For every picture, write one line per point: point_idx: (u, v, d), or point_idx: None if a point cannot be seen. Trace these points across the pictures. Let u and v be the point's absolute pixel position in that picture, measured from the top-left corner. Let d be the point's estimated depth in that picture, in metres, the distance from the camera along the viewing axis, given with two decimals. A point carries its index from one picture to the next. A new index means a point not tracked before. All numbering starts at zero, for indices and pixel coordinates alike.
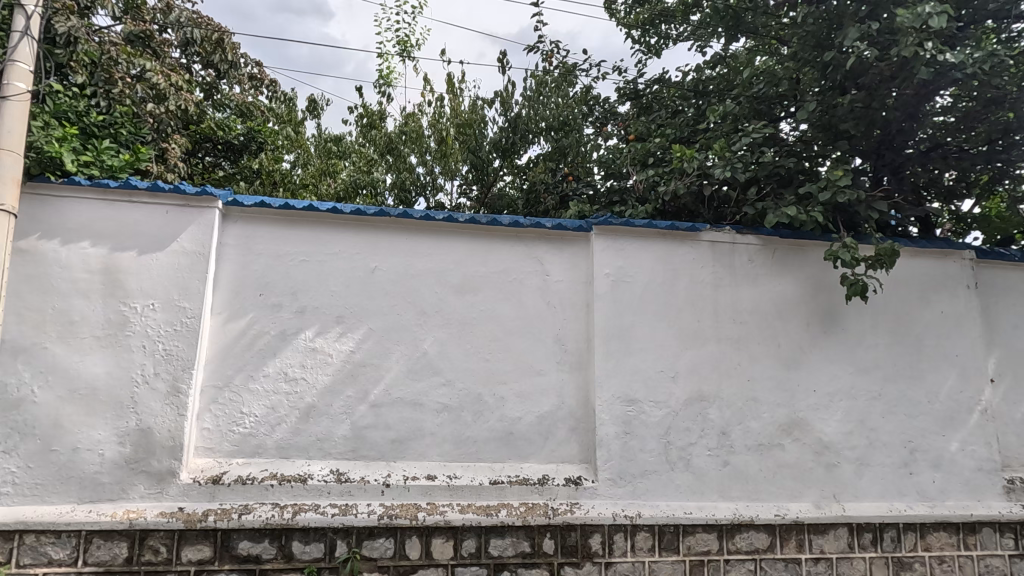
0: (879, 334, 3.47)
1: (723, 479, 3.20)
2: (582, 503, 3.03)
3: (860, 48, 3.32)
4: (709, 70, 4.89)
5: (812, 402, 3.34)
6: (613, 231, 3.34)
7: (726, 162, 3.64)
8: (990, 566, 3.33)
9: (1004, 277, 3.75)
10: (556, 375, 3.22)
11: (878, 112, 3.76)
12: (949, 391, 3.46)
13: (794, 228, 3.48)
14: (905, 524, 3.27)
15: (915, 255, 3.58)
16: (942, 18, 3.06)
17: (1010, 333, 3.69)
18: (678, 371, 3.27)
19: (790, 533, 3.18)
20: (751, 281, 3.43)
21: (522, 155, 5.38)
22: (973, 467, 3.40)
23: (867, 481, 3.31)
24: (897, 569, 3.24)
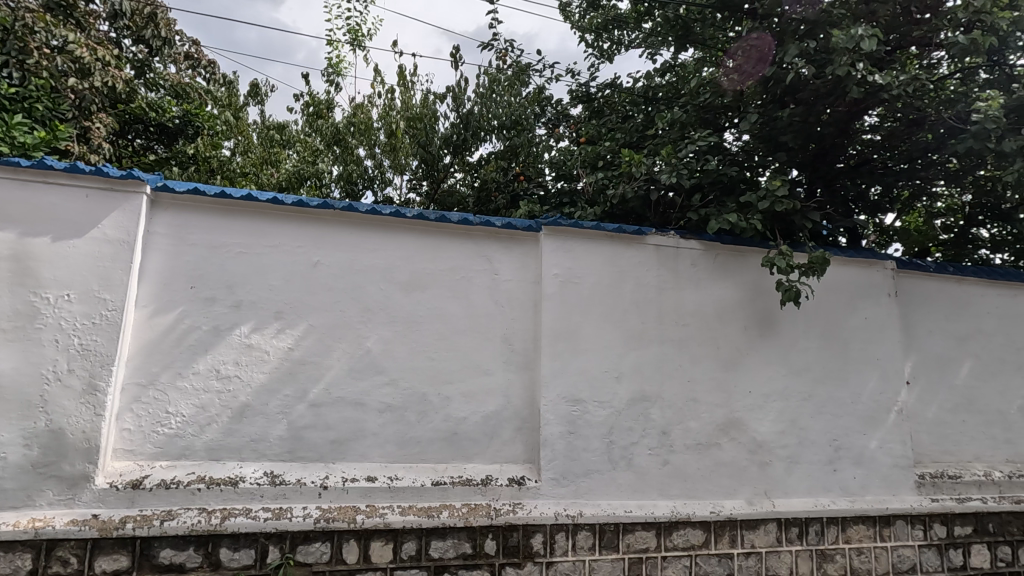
0: (810, 339, 3.64)
1: (663, 478, 3.28)
2: (525, 503, 3.03)
3: (798, 65, 3.48)
4: (659, 78, 5.02)
5: (748, 402, 3.47)
6: (562, 232, 3.36)
7: (672, 168, 3.74)
8: (903, 556, 3.56)
9: (921, 286, 4.02)
10: (503, 375, 3.21)
11: (814, 126, 3.96)
12: (871, 392, 3.68)
13: (734, 234, 3.61)
14: (828, 518, 3.45)
15: (844, 263, 3.78)
16: (871, 41, 3.25)
17: (925, 339, 3.96)
18: (622, 371, 3.32)
19: (723, 529, 3.29)
20: (694, 285, 3.53)
21: (474, 153, 5.25)
22: (890, 463, 3.63)
23: (796, 478, 3.47)
24: (821, 561, 3.41)
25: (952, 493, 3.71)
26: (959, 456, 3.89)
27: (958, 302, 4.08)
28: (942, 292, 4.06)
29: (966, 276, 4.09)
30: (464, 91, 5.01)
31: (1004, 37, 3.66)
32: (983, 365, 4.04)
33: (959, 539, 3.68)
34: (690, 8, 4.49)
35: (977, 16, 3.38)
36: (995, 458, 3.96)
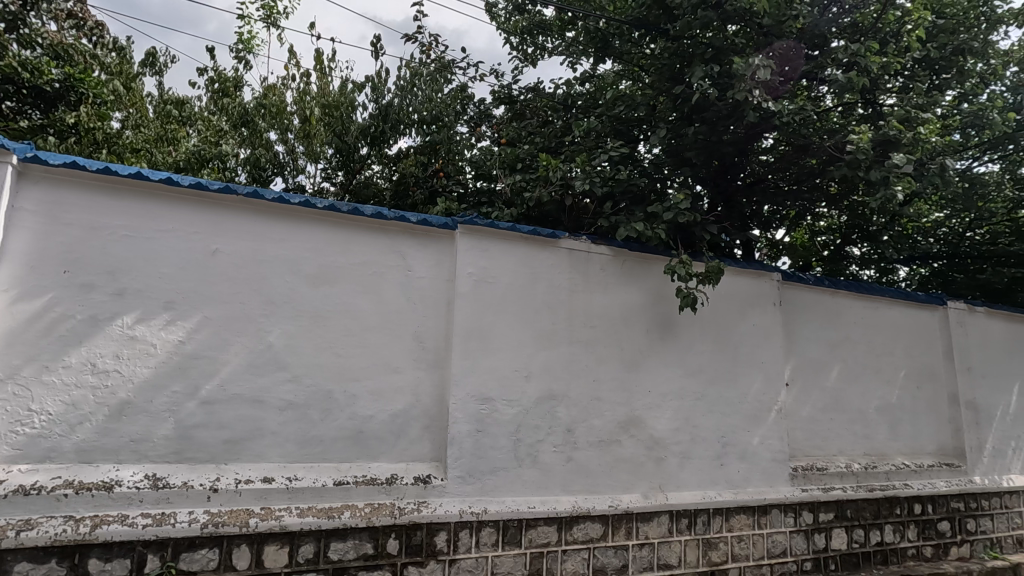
0: (705, 342, 3.92)
1: (566, 474, 3.39)
2: (430, 502, 3.02)
3: (704, 86, 3.73)
4: (579, 87, 5.18)
5: (647, 401, 3.67)
6: (478, 231, 3.38)
7: (586, 175, 3.89)
8: (777, 541, 3.92)
9: (802, 297, 4.44)
10: (413, 373, 3.17)
11: (716, 144, 4.25)
12: (756, 392, 4.01)
13: (641, 242, 3.81)
14: (714, 509, 3.72)
15: (736, 273, 4.10)
16: (766, 71, 3.55)
17: (803, 344, 4.38)
18: (531, 371, 3.39)
19: (620, 522, 3.45)
20: (603, 289, 3.68)
21: (393, 146, 5.12)
22: (769, 457, 3.98)
23: (687, 472, 3.72)
24: (706, 549, 3.67)
25: (819, 483, 4.13)
26: (826, 451, 4.34)
27: (831, 312, 4.54)
28: (818, 303, 4.51)
29: (837, 288, 4.57)
30: (384, 82, 4.89)
31: (875, 78, 4.13)
32: (850, 369, 4.53)
33: (823, 524, 4.09)
34: (610, 23, 4.70)
35: (855, 59, 3.82)
36: (855, 452, 4.45)
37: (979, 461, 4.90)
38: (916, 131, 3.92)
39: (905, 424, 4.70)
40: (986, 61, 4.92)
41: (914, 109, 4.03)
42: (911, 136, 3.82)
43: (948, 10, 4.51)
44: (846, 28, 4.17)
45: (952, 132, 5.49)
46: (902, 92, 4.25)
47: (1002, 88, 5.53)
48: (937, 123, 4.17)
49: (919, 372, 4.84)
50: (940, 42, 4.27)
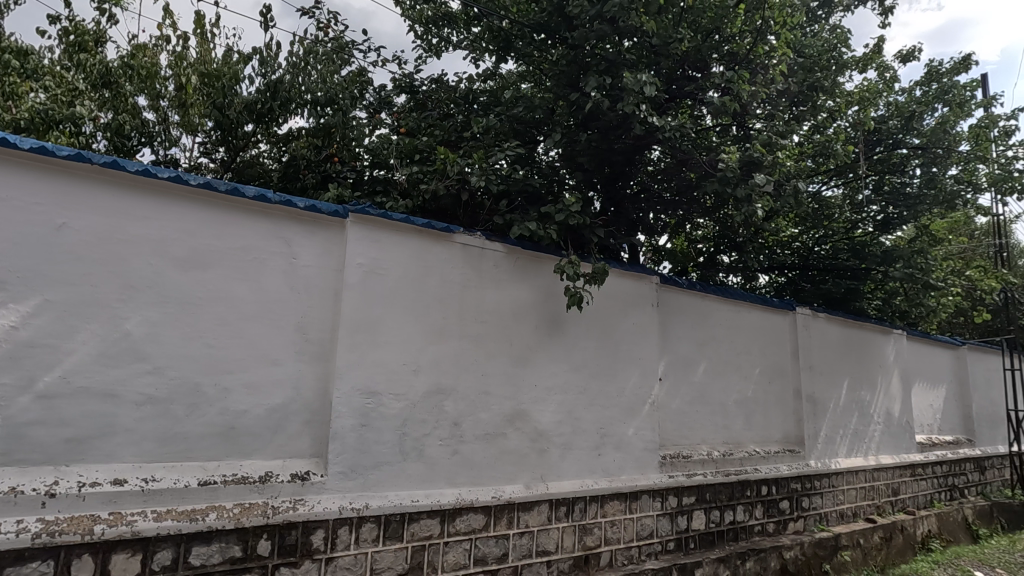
0: (589, 339, 4.13)
1: (451, 467, 3.41)
2: (307, 499, 2.91)
3: (597, 96, 3.94)
4: (481, 83, 5.23)
5: (533, 395, 3.80)
6: (370, 221, 3.30)
7: (483, 172, 3.95)
8: (645, 524, 4.23)
9: (676, 299, 4.83)
10: (294, 366, 3.02)
11: (607, 152, 4.50)
12: (632, 387, 4.30)
13: (534, 241, 3.94)
14: (590, 496, 3.95)
15: (620, 275, 4.36)
16: (652, 88, 3.81)
17: (676, 342, 4.77)
18: (420, 364, 3.38)
19: (502, 512, 3.54)
20: (495, 285, 3.74)
21: (282, 126, 4.81)
22: (642, 447, 4.29)
23: (568, 463, 3.90)
24: (582, 534, 3.88)
25: (683, 470, 4.53)
26: (691, 440, 4.76)
27: (701, 313, 4.98)
28: (691, 305, 4.92)
29: (707, 292, 5.03)
30: (275, 56, 4.59)
31: (746, 104, 4.60)
32: (714, 366, 5.00)
33: (685, 507, 4.49)
34: (513, 25, 4.79)
35: (728, 84, 4.27)
36: (716, 440, 4.93)
37: (815, 447, 5.63)
38: (776, 155, 4.41)
39: (758, 415, 5.28)
40: (834, 99, 5.65)
41: (775, 135, 4.53)
42: (771, 159, 4.29)
43: (806, 51, 5.12)
44: (724, 56, 4.58)
45: (806, 158, 6.26)
46: (767, 119, 4.76)
47: (846, 123, 6.39)
48: (793, 149, 4.72)
49: (771, 369, 5.46)
50: (799, 78, 4.83)
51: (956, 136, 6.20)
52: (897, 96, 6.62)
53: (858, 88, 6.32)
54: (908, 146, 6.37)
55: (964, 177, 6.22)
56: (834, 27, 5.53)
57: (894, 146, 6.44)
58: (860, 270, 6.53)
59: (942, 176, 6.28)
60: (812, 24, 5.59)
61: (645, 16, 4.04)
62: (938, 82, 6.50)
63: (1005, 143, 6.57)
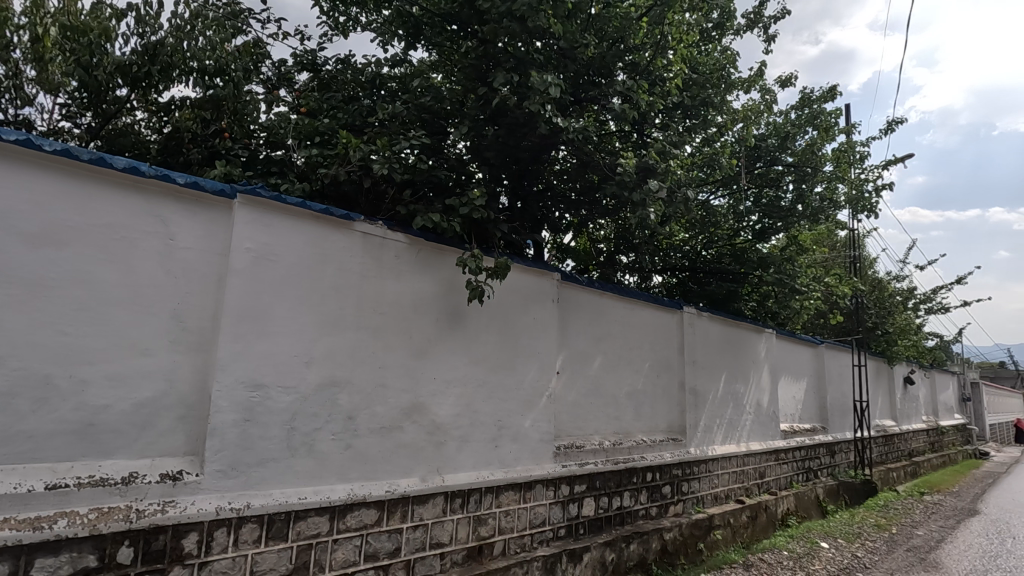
0: (490, 333, 4.17)
1: (344, 462, 3.30)
2: (179, 501, 2.68)
3: (504, 92, 4.01)
4: (389, 68, 5.08)
5: (432, 388, 3.78)
6: (260, 204, 3.10)
7: (386, 159, 3.89)
8: (538, 513, 4.37)
9: (576, 296, 5.01)
10: (168, 358, 2.77)
11: (513, 149, 4.56)
12: (531, 380, 4.41)
13: (437, 233, 3.93)
14: (486, 487, 4.00)
15: (522, 271, 4.45)
16: (556, 89, 3.95)
17: (574, 337, 4.95)
18: (312, 356, 3.23)
19: (396, 506, 3.49)
20: (396, 276, 3.66)
21: (163, 94, 4.37)
22: (538, 438, 4.41)
23: (465, 455, 3.92)
24: (476, 525, 3.93)
25: (576, 459, 4.72)
26: (585, 430, 4.97)
27: (598, 310, 5.21)
28: (588, 302, 5.13)
29: (605, 290, 5.26)
30: (155, 16, 4.16)
31: (645, 112, 4.88)
32: (608, 361, 5.26)
33: (577, 495, 4.69)
34: (423, 12, 4.72)
35: (627, 93, 4.53)
36: (607, 431, 5.19)
37: (695, 436, 6.10)
38: (669, 163, 4.72)
39: (646, 407, 5.63)
40: (723, 115, 6.15)
41: (669, 145, 4.83)
42: (664, 167, 4.57)
43: (700, 68, 5.49)
44: (627, 65, 4.76)
45: (696, 168, 6.76)
46: (663, 129, 5.06)
47: (733, 138, 6.97)
48: (684, 159, 5.07)
49: (659, 363, 5.83)
50: (693, 93, 5.20)
51: (821, 157, 6.99)
52: (776, 117, 7.31)
53: (744, 107, 6.91)
54: (783, 163, 7.05)
55: (827, 195, 7.00)
56: (725, 48, 5.99)
57: (772, 163, 7.10)
58: (739, 274, 7.15)
59: (810, 192, 7.02)
60: (706, 43, 6.01)
61: (553, 19, 4.17)
62: (809, 108, 7.26)
63: (860, 167, 7.47)
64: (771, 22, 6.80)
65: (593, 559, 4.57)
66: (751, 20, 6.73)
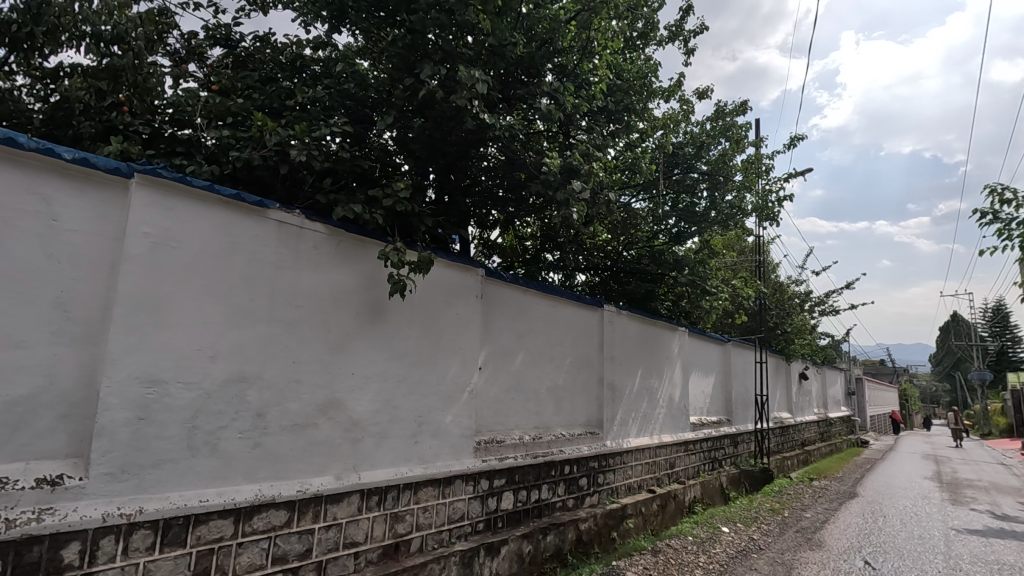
0: (411, 328, 4.12)
1: (251, 462, 3.14)
2: (59, 507, 2.45)
3: (431, 84, 3.97)
4: (311, 51, 4.87)
5: (349, 383, 3.68)
6: (161, 186, 2.88)
7: (305, 146, 3.74)
8: (457, 508, 4.37)
9: (500, 292, 5.05)
10: (49, 350, 2.51)
11: (439, 143, 4.51)
12: (453, 375, 4.40)
13: (359, 225, 3.82)
14: (404, 484, 3.95)
15: (446, 266, 4.42)
16: (484, 85, 3.97)
17: (496, 333, 4.99)
18: (218, 351, 3.04)
19: (308, 506, 3.37)
20: (313, 268, 3.52)
21: (49, 58, 3.97)
22: (458, 434, 4.41)
23: (382, 452, 3.85)
24: (393, 522, 3.87)
25: (496, 454, 4.76)
26: (505, 425, 5.03)
27: (521, 306, 5.28)
28: (512, 298, 5.18)
29: (528, 287, 5.33)
30: None
31: (570, 114, 4.99)
32: (530, 357, 5.34)
33: (496, 489, 4.73)
34: None
35: (554, 94, 4.70)
36: (527, 425, 5.27)
37: (611, 429, 6.34)
38: (592, 165, 4.85)
39: (565, 402, 5.77)
40: (645, 122, 6.41)
41: (593, 147, 4.97)
42: (587, 169, 4.70)
43: (624, 75, 5.70)
44: (555, 67, 4.96)
45: (619, 172, 7.01)
46: (588, 131, 5.19)
47: (653, 144, 7.28)
48: (607, 162, 5.24)
49: (579, 359, 5.99)
50: (616, 98, 5.39)
51: (732, 167, 7.46)
52: (693, 127, 7.71)
53: (664, 115, 7.24)
54: (698, 171, 7.47)
55: (736, 203, 7.49)
56: (648, 57, 6.25)
57: (688, 170, 7.51)
58: (657, 275, 7.48)
59: (721, 200, 7.49)
60: (630, 51, 6.23)
61: (483, 14, 4.17)
62: (723, 120, 7.72)
63: (766, 178, 8.04)
64: (690, 36, 7.16)
65: (511, 552, 4.63)
66: (673, 33, 7.05)
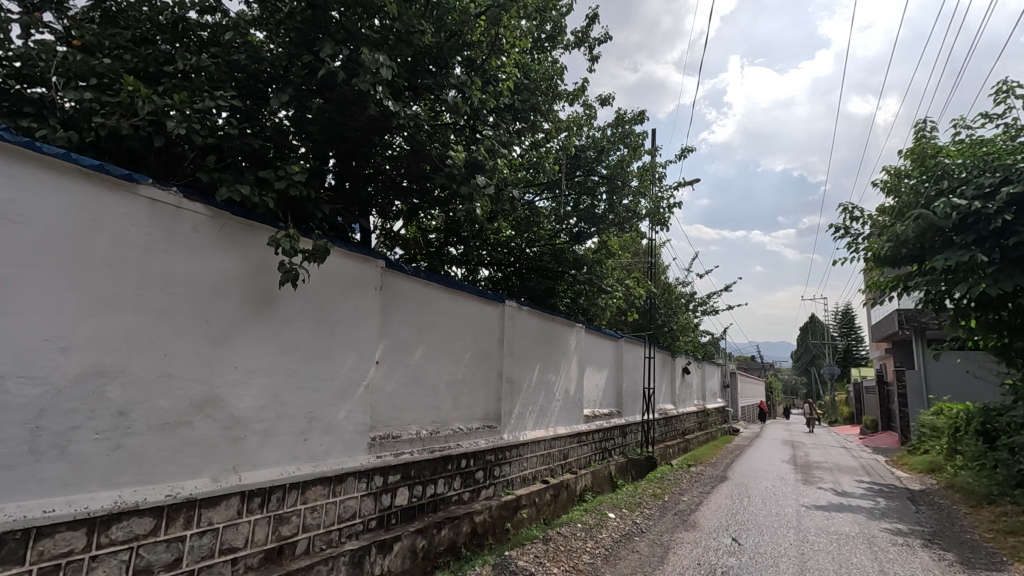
0: (304, 320, 3.91)
1: (111, 465, 2.82)
2: None
3: (331, 64, 3.80)
4: (197, 14, 4.45)
5: (231, 378, 3.41)
6: (1, 149, 2.49)
7: (185, 118, 3.41)
8: (348, 506, 4.22)
9: (400, 284, 4.94)
10: None
11: (339, 127, 4.32)
12: (347, 369, 4.24)
13: (246, 208, 3.55)
14: (290, 484, 3.75)
15: (343, 255, 4.24)
16: (388, 71, 3.90)
17: (395, 326, 4.88)
18: (72, 341, 2.69)
19: (178, 512, 3.09)
20: (191, 252, 3.23)
21: None
22: (352, 430, 4.26)
23: (266, 451, 3.62)
24: (277, 525, 3.66)
25: (391, 450, 4.67)
26: (402, 420, 4.94)
27: (422, 300, 5.20)
28: (413, 291, 5.10)
29: (430, 280, 5.27)
30: None
31: (478, 108, 5.00)
32: (429, 351, 5.29)
33: (390, 485, 4.64)
34: None
35: (461, 87, 4.68)
36: (425, 420, 5.22)
37: (508, 422, 6.45)
38: (497, 161, 4.88)
39: (464, 396, 5.78)
40: (550, 122, 6.58)
41: (499, 144, 5.00)
42: (492, 165, 4.73)
43: (531, 75, 5.80)
44: (464, 60, 4.93)
45: (524, 169, 7.14)
46: (494, 127, 5.22)
47: (558, 145, 7.49)
48: (512, 159, 5.30)
49: (479, 353, 6.03)
50: (523, 97, 5.48)
51: (629, 172, 7.87)
52: (595, 131, 8.03)
53: (569, 117, 7.47)
54: (598, 174, 7.80)
55: (632, 207, 7.91)
56: (555, 59, 6.41)
57: (589, 172, 7.83)
58: (557, 273, 7.71)
59: (619, 204, 7.87)
60: (538, 52, 6.37)
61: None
62: (622, 127, 8.11)
63: (660, 185, 8.57)
64: (595, 44, 7.44)
65: (404, 549, 4.57)
66: (579, 38, 7.29)
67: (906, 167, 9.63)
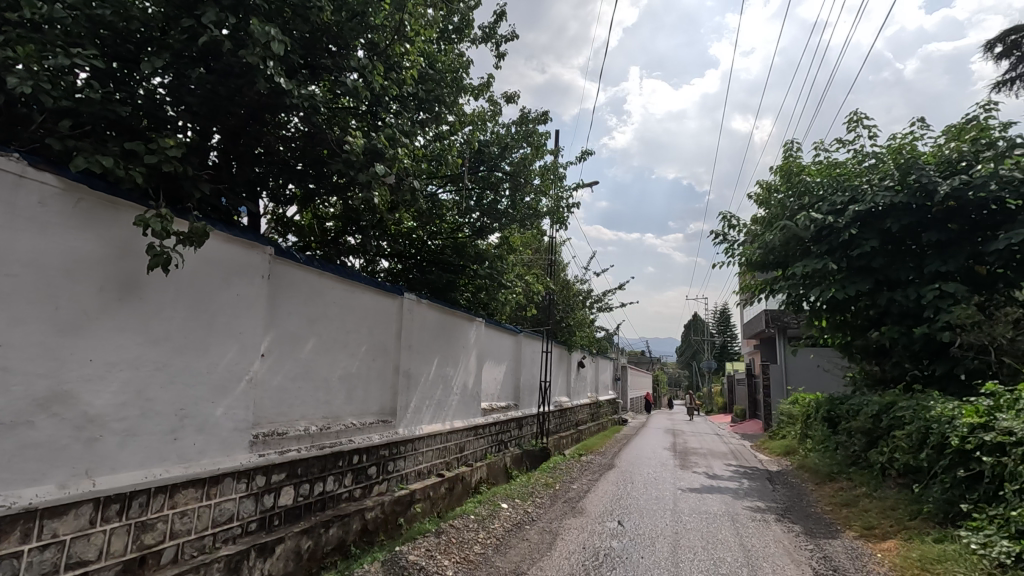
0: (177, 309, 3.57)
1: None
2: None
3: (215, 32, 3.49)
4: None
5: (84, 373, 3.04)
6: None
7: (32, 74, 2.97)
8: (224, 509, 3.94)
9: (291, 274, 4.68)
10: None
11: (224, 100, 3.99)
12: (227, 363, 3.94)
13: (108, 182, 3.18)
14: (155, 488, 3.43)
15: (226, 240, 3.93)
16: (280, 46, 3.67)
17: (284, 317, 4.62)
18: None
19: (14, 524, 2.71)
20: (36, 229, 2.83)
21: None
22: (231, 428, 3.97)
23: (128, 453, 3.27)
24: (139, 533, 3.33)
25: (276, 447, 4.43)
26: (290, 416, 4.69)
27: (314, 290, 4.97)
28: (305, 281, 4.85)
29: (324, 270, 5.05)
30: None
31: (379, 94, 4.85)
32: (321, 344, 5.06)
33: (274, 485, 4.40)
34: None
35: (362, 70, 4.53)
36: (315, 416, 5.00)
37: (404, 416, 6.36)
38: (397, 150, 4.76)
39: (358, 390, 5.61)
40: (454, 115, 6.55)
41: (400, 133, 4.88)
42: (392, 153, 4.61)
43: (437, 65, 5.72)
44: (367, 43, 4.78)
45: (427, 160, 7.03)
46: (396, 116, 5.10)
47: (462, 139, 7.47)
48: (414, 150, 5.19)
49: (375, 347, 5.88)
50: (427, 87, 5.40)
51: (531, 171, 8.03)
52: (500, 128, 8.10)
53: (474, 112, 7.46)
54: (501, 170, 7.88)
55: (533, 205, 8.09)
56: (461, 52, 6.38)
57: (493, 168, 7.87)
58: (458, 266, 7.71)
59: (520, 201, 8.01)
60: (444, 43, 6.31)
61: None
62: (525, 126, 8.25)
63: (560, 185, 8.83)
64: (502, 41, 7.50)
65: (287, 551, 4.34)
66: (486, 34, 7.31)
67: (776, 183, 10.71)
